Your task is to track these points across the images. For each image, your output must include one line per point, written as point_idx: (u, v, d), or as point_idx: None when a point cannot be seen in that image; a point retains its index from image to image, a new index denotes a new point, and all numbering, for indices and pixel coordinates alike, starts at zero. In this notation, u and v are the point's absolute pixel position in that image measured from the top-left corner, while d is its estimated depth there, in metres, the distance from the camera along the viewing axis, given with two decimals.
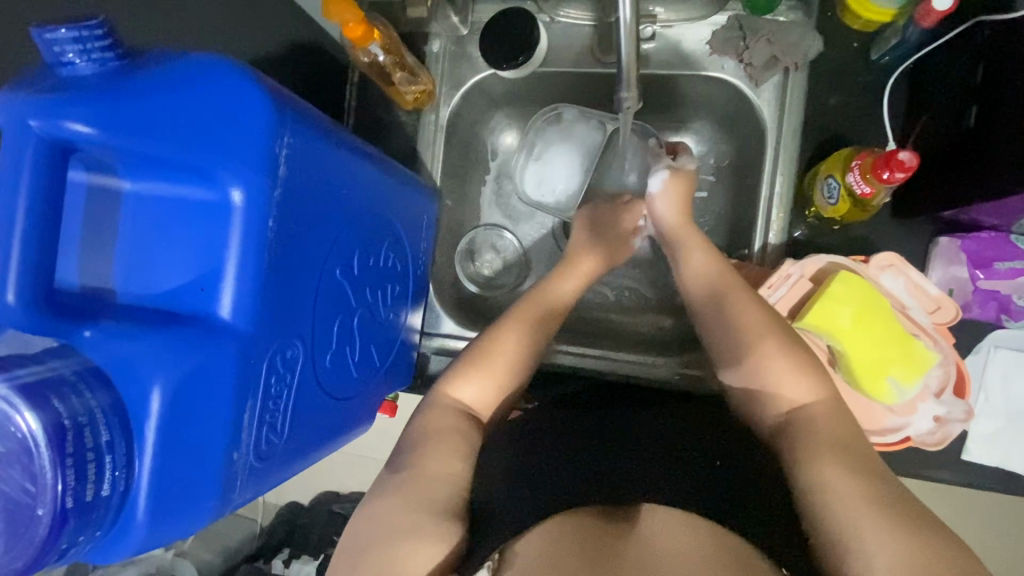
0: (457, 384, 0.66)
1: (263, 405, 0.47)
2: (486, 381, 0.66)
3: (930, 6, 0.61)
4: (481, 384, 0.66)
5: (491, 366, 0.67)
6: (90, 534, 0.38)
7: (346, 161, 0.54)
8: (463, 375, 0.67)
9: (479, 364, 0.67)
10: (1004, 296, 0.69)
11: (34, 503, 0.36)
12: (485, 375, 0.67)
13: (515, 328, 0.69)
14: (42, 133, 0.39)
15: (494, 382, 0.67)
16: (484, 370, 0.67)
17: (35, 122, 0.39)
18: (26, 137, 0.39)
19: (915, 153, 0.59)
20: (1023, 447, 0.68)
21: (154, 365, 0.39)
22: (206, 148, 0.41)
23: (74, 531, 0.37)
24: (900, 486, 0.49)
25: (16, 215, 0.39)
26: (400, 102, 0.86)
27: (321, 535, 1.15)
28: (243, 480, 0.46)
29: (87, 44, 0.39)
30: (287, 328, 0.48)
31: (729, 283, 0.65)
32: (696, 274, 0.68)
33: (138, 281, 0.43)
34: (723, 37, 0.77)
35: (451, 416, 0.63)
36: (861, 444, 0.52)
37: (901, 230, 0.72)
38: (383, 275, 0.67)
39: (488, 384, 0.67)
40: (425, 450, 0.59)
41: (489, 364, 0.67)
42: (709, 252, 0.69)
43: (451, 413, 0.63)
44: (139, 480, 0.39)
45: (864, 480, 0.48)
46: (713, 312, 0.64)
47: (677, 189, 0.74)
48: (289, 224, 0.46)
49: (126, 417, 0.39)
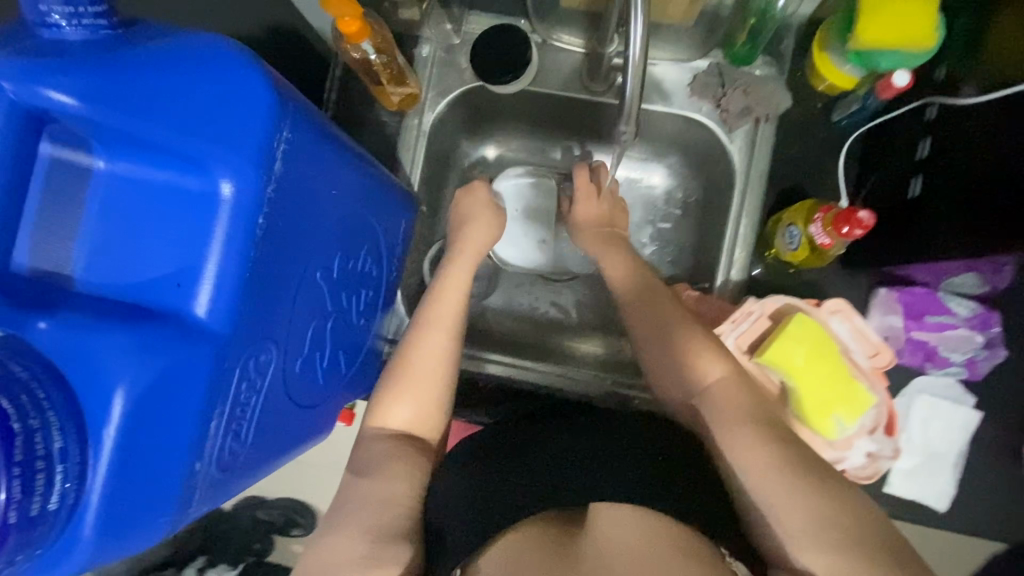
0: (383, 410, 0.62)
1: (231, 413, 0.43)
2: (416, 401, 0.63)
3: (889, 81, 0.68)
4: (408, 404, 0.62)
5: (416, 380, 0.64)
6: (31, 551, 0.34)
7: (334, 160, 0.51)
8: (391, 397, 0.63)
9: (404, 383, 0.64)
10: (931, 346, 0.76)
11: None
12: (406, 395, 0.63)
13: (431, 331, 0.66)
14: (17, 98, 0.35)
15: (421, 400, 0.63)
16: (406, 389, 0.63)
17: (9, 85, 0.35)
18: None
19: (873, 214, 0.64)
20: (936, 482, 0.76)
21: (121, 366, 0.36)
22: (198, 134, 0.38)
23: (14, 548, 0.32)
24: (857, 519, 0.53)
25: None
26: (386, 102, 0.85)
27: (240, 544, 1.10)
28: (202, 493, 0.42)
29: (78, 8, 0.37)
30: (262, 331, 0.45)
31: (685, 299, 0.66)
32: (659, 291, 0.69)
33: (103, 270, 0.39)
34: (703, 82, 0.82)
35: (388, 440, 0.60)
36: None
37: (846, 279, 0.79)
38: (358, 279, 0.65)
39: (415, 400, 0.63)
40: (397, 462, 0.57)
41: (410, 381, 0.63)
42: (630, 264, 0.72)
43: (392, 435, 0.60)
44: (92, 492, 0.36)
45: None
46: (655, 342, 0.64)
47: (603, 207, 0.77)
48: (276, 222, 0.43)
49: (83, 420, 0.35)
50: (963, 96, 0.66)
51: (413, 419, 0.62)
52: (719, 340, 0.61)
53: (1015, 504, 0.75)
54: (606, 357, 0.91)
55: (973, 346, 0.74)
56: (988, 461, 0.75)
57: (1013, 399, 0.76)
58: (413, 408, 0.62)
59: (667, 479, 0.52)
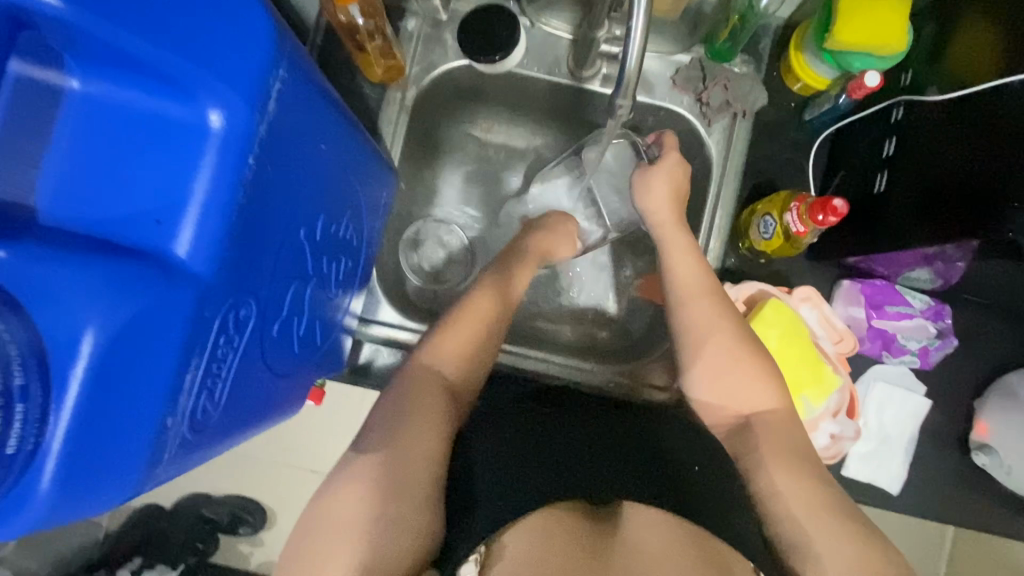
0: (437, 351, 0.68)
1: (207, 368, 0.40)
2: (463, 345, 0.70)
3: (861, 81, 0.71)
4: (450, 350, 0.69)
5: (466, 333, 0.70)
6: None
7: (323, 112, 0.49)
8: (440, 344, 0.69)
9: (453, 329, 0.70)
10: (889, 335, 0.80)
11: None
12: (461, 341, 0.70)
13: (487, 294, 0.74)
14: None
15: (469, 346, 0.70)
16: (461, 334, 0.70)
17: None
18: None
19: (847, 202, 0.67)
20: (890, 464, 0.80)
21: (92, 301, 0.33)
22: (190, 57, 0.35)
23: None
24: (841, 505, 0.58)
25: None
26: (369, 74, 0.83)
27: (181, 543, 1.06)
28: (172, 452, 0.39)
29: None
30: (245, 282, 0.42)
31: (699, 292, 0.70)
32: (684, 284, 0.71)
33: (78, 202, 0.36)
34: (686, 75, 0.84)
35: (429, 381, 0.65)
36: (800, 467, 0.60)
37: (813, 271, 0.82)
38: (340, 247, 0.62)
39: (463, 345, 0.70)
40: (410, 439, 0.59)
41: (463, 326, 0.70)
42: (697, 256, 0.73)
43: (430, 380, 0.65)
44: (53, 437, 0.32)
45: (812, 498, 0.58)
46: (676, 317, 0.71)
47: (666, 182, 0.75)
48: (267, 166, 0.41)
49: (47, 360, 0.32)
50: (927, 96, 0.70)
51: (456, 368, 0.68)
52: (736, 330, 0.68)
53: (953, 486, 0.80)
54: (583, 344, 0.92)
55: (927, 336, 0.79)
56: (933, 445, 0.81)
57: (955, 388, 0.82)
58: (460, 357, 0.69)
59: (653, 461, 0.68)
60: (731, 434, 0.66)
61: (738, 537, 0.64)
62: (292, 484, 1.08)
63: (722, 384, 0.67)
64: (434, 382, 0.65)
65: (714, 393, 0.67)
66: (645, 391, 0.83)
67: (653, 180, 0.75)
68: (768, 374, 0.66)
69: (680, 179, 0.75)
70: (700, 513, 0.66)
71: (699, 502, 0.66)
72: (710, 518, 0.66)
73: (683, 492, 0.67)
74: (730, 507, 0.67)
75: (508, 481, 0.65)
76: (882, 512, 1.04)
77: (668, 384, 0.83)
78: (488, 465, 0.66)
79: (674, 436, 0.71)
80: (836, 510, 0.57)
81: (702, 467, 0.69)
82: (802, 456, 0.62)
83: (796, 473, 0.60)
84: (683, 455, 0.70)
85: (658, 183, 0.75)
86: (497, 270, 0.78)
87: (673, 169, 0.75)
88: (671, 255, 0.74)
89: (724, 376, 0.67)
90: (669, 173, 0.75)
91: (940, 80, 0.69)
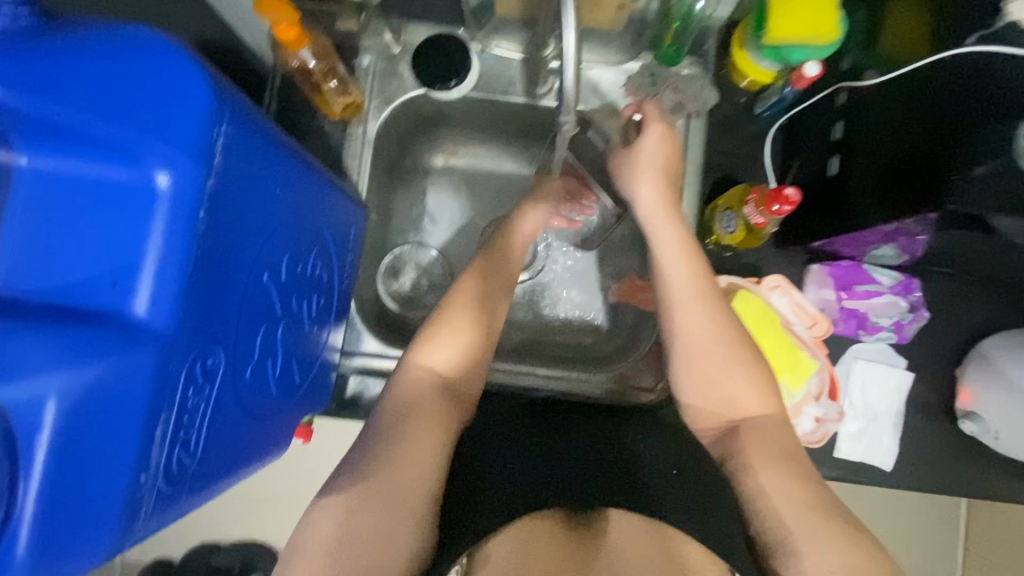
0: (427, 351, 0.67)
1: (178, 420, 0.41)
2: (455, 343, 0.68)
3: (801, 72, 0.74)
4: (444, 348, 0.67)
5: (455, 332, 0.68)
6: None
7: (278, 159, 0.51)
8: (431, 343, 0.67)
9: (442, 325, 0.68)
10: (862, 313, 0.81)
11: None
12: (451, 338, 0.68)
13: (472, 285, 0.72)
14: None
15: (462, 344, 0.68)
16: (451, 331, 0.68)
17: None
18: None
19: (798, 190, 0.69)
20: (881, 441, 0.81)
21: (52, 370, 0.34)
22: (131, 124, 0.37)
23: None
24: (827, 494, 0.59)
25: None
26: (329, 112, 0.84)
27: None
28: (149, 508, 0.39)
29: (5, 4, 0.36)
30: (209, 333, 0.43)
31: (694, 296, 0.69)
32: (676, 284, 0.70)
33: (34, 274, 0.37)
34: (636, 83, 0.86)
35: (425, 387, 0.65)
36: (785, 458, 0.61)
37: (782, 259, 0.84)
38: (310, 285, 0.63)
39: (456, 346, 0.68)
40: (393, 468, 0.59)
41: (453, 323, 0.69)
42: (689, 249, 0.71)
43: (427, 382, 0.65)
44: (23, 506, 0.33)
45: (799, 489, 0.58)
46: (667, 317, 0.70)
47: (653, 169, 0.73)
48: (220, 217, 0.42)
49: (11, 430, 0.33)
50: (865, 81, 0.73)
51: (450, 368, 0.67)
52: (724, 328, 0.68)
53: (944, 457, 0.81)
54: (567, 352, 0.92)
55: (899, 310, 0.80)
56: (920, 418, 0.82)
57: (935, 359, 0.83)
58: (452, 354, 0.67)
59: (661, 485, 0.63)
60: (713, 430, 0.67)
61: (719, 531, 0.59)
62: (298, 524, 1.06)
63: (704, 373, 0.67)
64: (429, 383, 0.65)
65: (703, 399, 0.67)
66: (633, 394, 0.84)
67: (637, 172, 0.74)
68: (746, 367, 0.67)
69: (663, 155, 0.73)
70: (682, 511, 0.60)
71: (669, 501, 0.60)
72: (671, 504, 0.60)
73: (674, 496, 0.61)
74: (715, 493, 0.63)
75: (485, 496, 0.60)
76: (885, 489, 1.04)
77: (653, 385, 0.84)
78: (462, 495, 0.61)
79: (643, 446, 0.68)
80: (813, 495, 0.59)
81: (682, 472, 0.65)
82: (781, 445, 0.63)
83: (782, 465, 0.61)
84: (656, 466, 0.65)
85: (646, 175, 0.73)
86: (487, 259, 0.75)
87: (655, 146, 0.73)
88: (658, 239, 0.72)
89: (707, 375, 0.67)
90: (655, 143, 0.73)
91: (878, 64, 0.71)
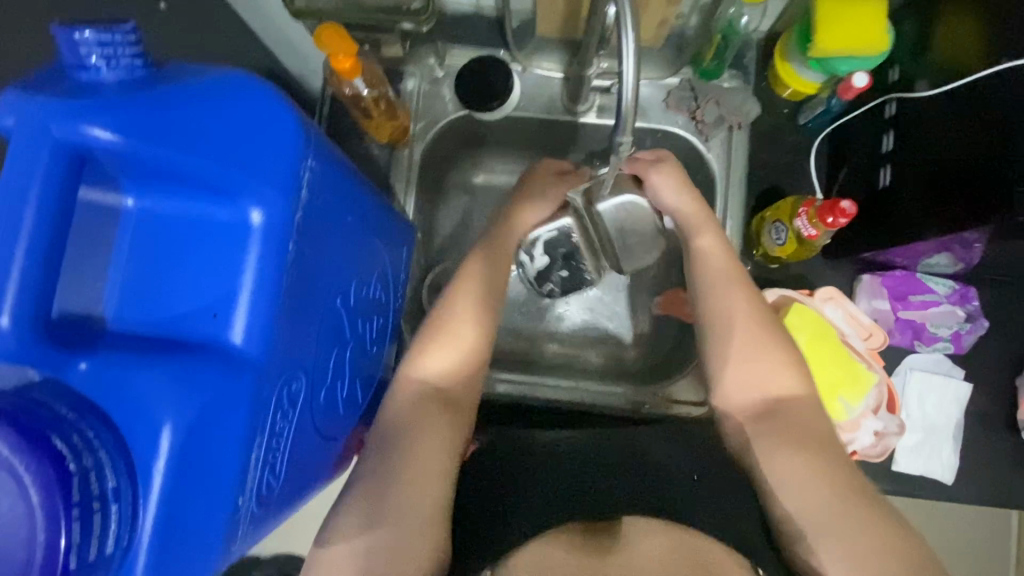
0: (419, 364, 0.65)
1: (269, 444, 0.42)
2: (449, 356, 0.66)
3: (849, 83, 0.74)
4: (443, 359, 0.66)
5: (450, 342, 0.66)
6: None
7: (348, 188, 0.52)
8: (424, 357, 0.66)
9: (437, 338, 0.67)
10: (918, 324, 0.80)
11: None
12: (445, 351, 0.66)
13: (471, 295, 0.69)
14: (61, 137, 0.35)
15: (457, 354, 0.67)
16: (446, 343, 0.66)
17: (54, 124, 0.34)
18: (40, 141, 0.34)
19: (854, 202, 0.68)
20: (941, 454, 0.79)
21: (165, 402, 0.36)
22: (232, 164, 0.38)
23: None
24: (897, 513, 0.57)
25: (17, 238, 0.33)
26: (377, 136, 0.86)
27: None
28: (244, 529, 0.41)
29: (116, 49, 0.36)
30: (294, 359, 0.45)
31: (728, 282, 0.68)
32: (711, 269, 0.69)
33: (141, 308, 0.39)
34: (678, 97, 0.86)
35: (416, 401, 0.63)
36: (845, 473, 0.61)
37: (832, 270, 0.83)
38: (371, 306, 0.64)
39: (452, 360, 0.66)
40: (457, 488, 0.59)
41: (447, 336, 0.67)
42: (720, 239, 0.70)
43: (421, 397, 0.63)
44: (142, 531, 0.34)
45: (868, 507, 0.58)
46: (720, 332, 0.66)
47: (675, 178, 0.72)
48: (304, 249, 0.44)
49: (130, 459, 0.34)
50: (917, 91, 0.72)
51: (443, 379, 0.65)
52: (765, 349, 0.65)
53: (1005, 468, 0.79)
54: (612, 366, 0.92)
55: (957, 320, 0.79)
56: (981, 431, 0.80)
57: (996, 370, 0.81)
58: (446, 369, 0.65)
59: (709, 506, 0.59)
60: None
61: (745, 536, 0.58)
62: None
63: (740, 379, 0.64)
64: (423, 400, 0.63)
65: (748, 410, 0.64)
66: (683, 408, 0.83)
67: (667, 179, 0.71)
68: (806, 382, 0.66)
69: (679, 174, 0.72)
70: (704, 512, 0.58)
71: (689, 500, 0.59)
72: (693, 506, 0.59)
73: (694, 499, 0.59)
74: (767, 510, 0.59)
75: (495, 506, 0.59)
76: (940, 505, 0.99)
77: (702, 399, 0.83)
78: (476, 505, 0.60)
79: (659, 450, 0.64)
80: (823, 475, 0.57)
81: (703, 476, 0.62)
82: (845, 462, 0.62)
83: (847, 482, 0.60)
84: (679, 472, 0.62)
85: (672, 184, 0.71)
86: (489, 247, 0.72)
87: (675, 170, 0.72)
88: (707, 278, 0.69)
89: (749, 381, 0.64)
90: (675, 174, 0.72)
91: (929, 74, 0.71)
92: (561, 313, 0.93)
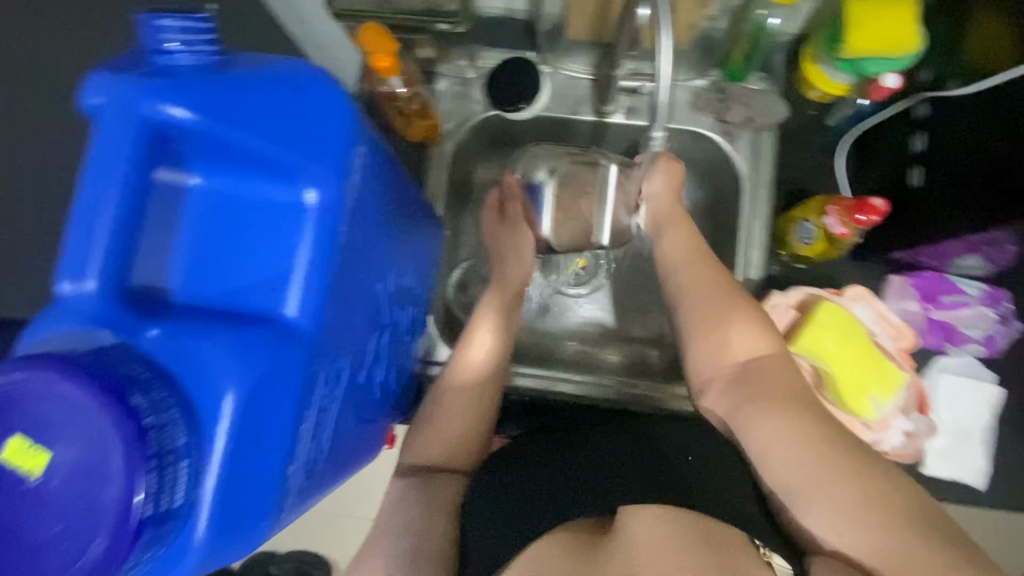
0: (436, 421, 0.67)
1: (316, 417, 0.44)
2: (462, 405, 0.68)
3: (879, 85, 0.74)
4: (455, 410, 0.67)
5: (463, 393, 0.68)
6: (154, 551, 0.35)
7: (390, 177, 0.54)
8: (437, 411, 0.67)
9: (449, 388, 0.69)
10: (949, 324, 0.80)
11: (102, 523, 0.33)
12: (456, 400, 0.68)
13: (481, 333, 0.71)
14: (143, 116, 0.37)
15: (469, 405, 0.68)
16: (457, 393, 0.68)
17: (138, 103, 0.37)
18: (126, 120, 0.37)
19: (886, 199, 0.70)
20: (971, 458, 0.78)
21: (228, 370, 0.37)
22: (293, 145, 0.40)
23: (146, 543, 0.34)
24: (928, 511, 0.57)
25: None
26: (408, 133, 0.88)
27: None
28: (292, 497, 0.43)
29: (193, 35, 0.38)
30: (340, 338, 0.46)
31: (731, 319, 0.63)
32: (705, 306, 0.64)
33: (205, 282, 0.41)
34: (705, 98, 0.87)
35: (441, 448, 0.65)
36: None
37: (859, 270, 0.83)
38: (406, 295, 0.66)
39: (463, 410, 0.68)
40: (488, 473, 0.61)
41: (458, 385, 0.69)
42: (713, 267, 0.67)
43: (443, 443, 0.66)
44: (205, 489, 0.36)
45: None
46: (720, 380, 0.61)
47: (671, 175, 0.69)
48: (354, 230, 0.45)
49: (196, 421, 0.36)
50: (950, 90, 0.73)
51: (462, 435, 0.67)
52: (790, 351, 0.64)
53: None
54: (633, 363, 0.91)
55: (988, 321, 0.79)
56: (1013, 435, 0.79)
57: None
58: (460, 417, 0.67)
59: (706, 485, 0.55)
60: None
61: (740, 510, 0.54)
62: (348, 537, 1.04)
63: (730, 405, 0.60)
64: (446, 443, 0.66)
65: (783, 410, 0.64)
66: None
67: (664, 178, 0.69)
68: None
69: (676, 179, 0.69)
70: (704, 495, 0.54)
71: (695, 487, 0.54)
72: (697, 494, 0.54)
73: (661, 475, 0.55)
74: None
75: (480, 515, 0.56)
76: None
77: None
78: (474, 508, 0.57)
79: (656, 433, 0.59)
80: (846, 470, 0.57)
81: (697, 457, 0.57)
82: None
83: None
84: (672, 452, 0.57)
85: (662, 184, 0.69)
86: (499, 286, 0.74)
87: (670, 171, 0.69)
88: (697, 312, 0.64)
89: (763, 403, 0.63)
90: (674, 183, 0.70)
91: (960, 75, 0.71)
92: (583, 313, 0.93)
